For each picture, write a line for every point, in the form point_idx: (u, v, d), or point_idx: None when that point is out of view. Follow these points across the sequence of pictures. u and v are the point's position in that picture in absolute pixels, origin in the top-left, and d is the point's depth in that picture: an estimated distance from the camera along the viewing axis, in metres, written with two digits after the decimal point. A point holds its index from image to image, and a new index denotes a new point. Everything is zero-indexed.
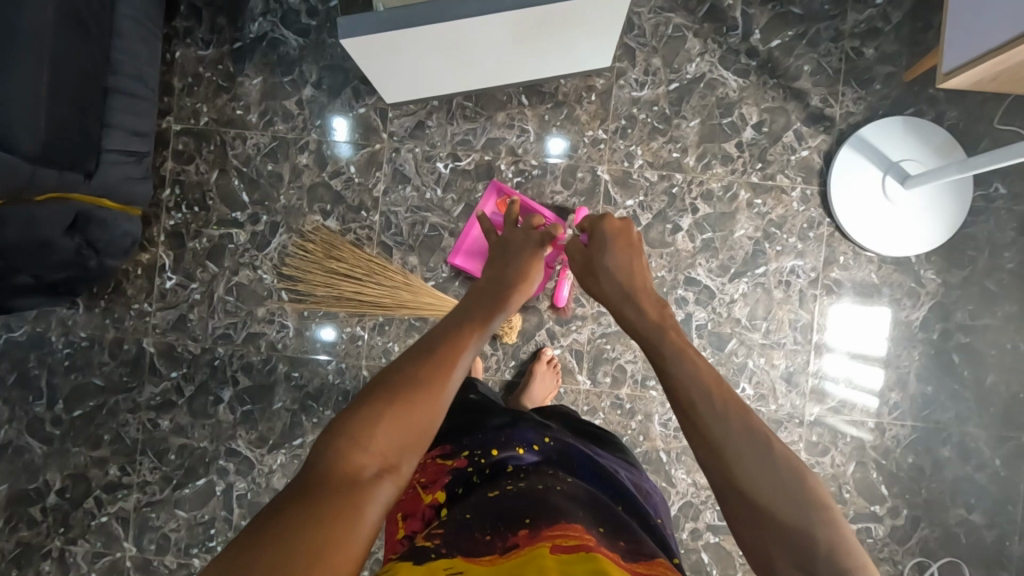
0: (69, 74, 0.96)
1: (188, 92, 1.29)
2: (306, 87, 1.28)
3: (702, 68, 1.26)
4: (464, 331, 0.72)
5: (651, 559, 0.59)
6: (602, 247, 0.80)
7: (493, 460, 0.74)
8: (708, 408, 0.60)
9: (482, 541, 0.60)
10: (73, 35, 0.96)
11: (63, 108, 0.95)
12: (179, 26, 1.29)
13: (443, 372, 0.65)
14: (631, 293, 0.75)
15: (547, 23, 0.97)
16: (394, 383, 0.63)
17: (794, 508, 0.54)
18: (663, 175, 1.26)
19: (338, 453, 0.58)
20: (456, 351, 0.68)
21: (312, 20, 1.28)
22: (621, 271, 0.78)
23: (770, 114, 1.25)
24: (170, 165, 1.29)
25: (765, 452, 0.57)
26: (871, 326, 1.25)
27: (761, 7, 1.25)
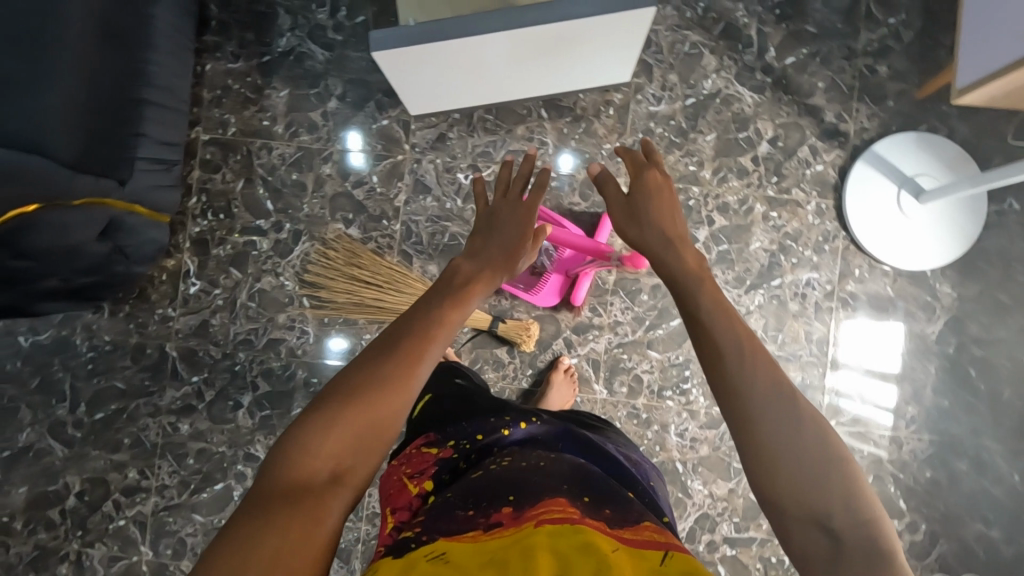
0: (106, 86, 1.00)
1: (217, 104, 1.33)
2: (331, 100, 1.32)
3: (718, 84, 1.28)
4: (435, 320, 0.73)
5: (637, 523, 0.62)
6: (637, 192, 0.81)
7: (480, 445, 0.77)
8: (742, 378, 0.60)
9: (464, 518, 0.63)
10: (111, 50, 1.00)
11: (100, 118, 0.99)
12: (209, 41, 1.33)
13: (407, 372, 0.67)
14: (672, 243, 0.76)
15: (564, 40, 1.00)
16: (355, 383, 0.65)
17: (812, 474, 0.56)
18: (680, 188, 1.28)
19: (294, 459, 0.60)
20: (422, 344, 0.70)
21: (338, 35, 1.32)
22: (663, 223, 0.79)
23: (784, 130, 1.27)
24: (196, 174, 1.32)
25: (798, 420, 0.58)
26: (881, 341, 1.25)
27: (775, 26, 1.28)
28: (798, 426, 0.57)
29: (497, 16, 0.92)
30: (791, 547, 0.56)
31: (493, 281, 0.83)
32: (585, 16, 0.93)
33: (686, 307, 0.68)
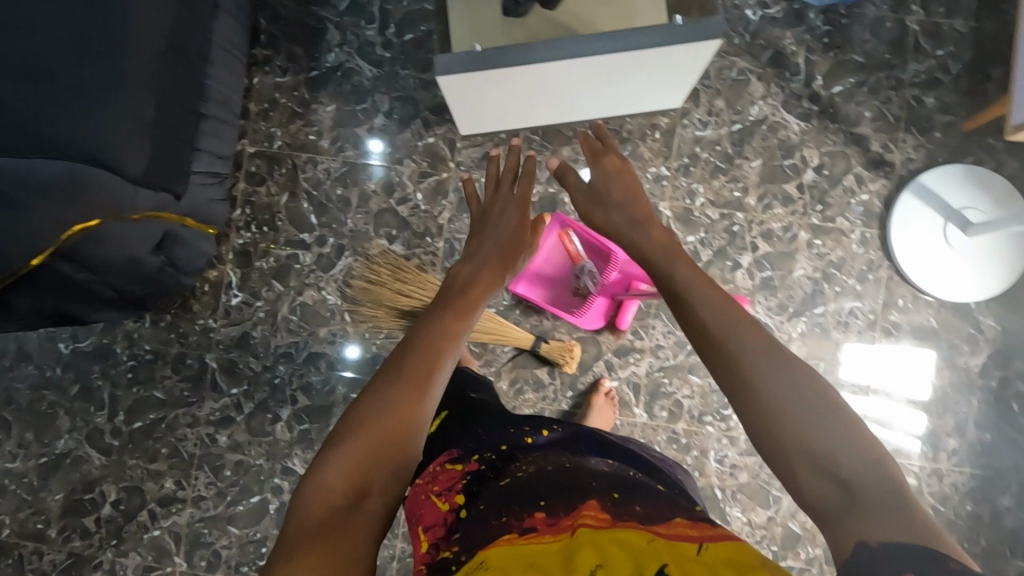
0: (173, 103, 1.01)
1: (264, 117, 1.33)
2: (378, 116, 1.32)
3: (765, 111, 1.29)
4: (439, 338, 0.81)
5: (669, 519, 0.61)
6: (599, 176, 0.91)
7: (503, 453, 0.80)
8: (734, 347, 0.63)
9: (499, 525, 0.64)
10: (178, 67, 1.02)
11: (164, 133, 1.00)
12: (258, 54, 1.34)
13: (416, 390, 0.75)
14: (641, 222, 0.84)
15: (623, 68, 1.00)
16: (368, 409, 0.72)
17: (815, 424, 0.58)
18: (724, 214, 1.28)
19: (323, 486, 0.66)
20: (431, 362, 0.78)
21: (386, 52, 1.33)
22: (628, 204, 0.87)
23: (830, 158, 1.28)
24: (242, 186, 1.33)
25: (785, 374, 0.60)
26: (886, 364, 1.25)
27: (823, 55, 1.29)
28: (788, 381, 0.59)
29: (557, 45, 0.92)
30: (804, 500, 0.57)
31: (490, 281, 0.94)
32: (645, 46, 0.93)
33: (669, 283, 0.72)
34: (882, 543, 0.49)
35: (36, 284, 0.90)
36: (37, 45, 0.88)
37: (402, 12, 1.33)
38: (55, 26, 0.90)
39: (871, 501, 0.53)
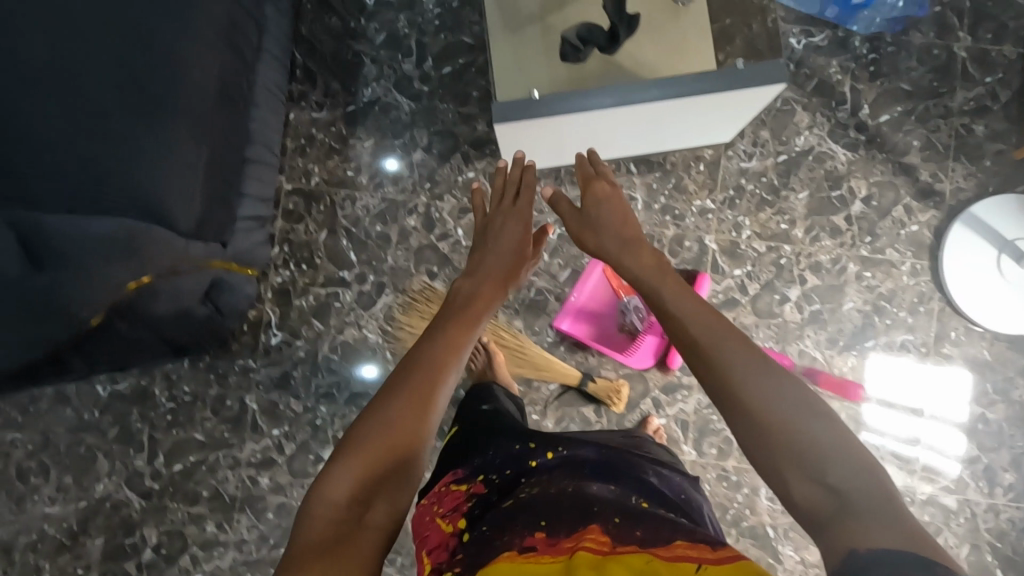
0: (222, 151, 1.00)
1: (301, 153, 1.32)
2: (416, 151, 1.30)
3: (811, 141, 1.27)
4: (438, 356, 0.81)
5: (669, 543, 0.57)
6: (592, 199, 0.94)
7: (509, 478, 0.76)
8: (721, 354, 0.66)
9: (500, 546, 0.61)
10: (226, 112, 1.00)
11: (214, 183, 0.99)
12: (294, 89, 1.32)
13: (418, 407, 0.74)
14: (629, 246, 0.88)
15: (673, 112, 0.98)
16: (366, 426, 0.72)
17: (802, 424, 0.60)
18: (771, 247, 1.26)
19: (323, 506, 0.67)
20: (431, 378, 0.77)
21: (424, 85, 1.31)
22: (617, 227, 0.91)
23: (878, 189, 1.26)
24: (279, 224, 1.31)
25: (775, 382, 0.63)
26: (908, 378, 1.24)
27: (870, 83, 1.27)
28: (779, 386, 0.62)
29: (602, 96, 0.92)
30: (801, 515, 0.59)
31: (491, 296, 0.96)
32: (699, 94, 0.92)
33: (655, 302, 0.78)
34: (870, 551, 0.51)
35: (94, 343, 0.90)
36: (94, 100, 0.88)
37: (439, 45, 1.31)
38: (110, 80, 0.89)
39: (862, 510, 0.55)
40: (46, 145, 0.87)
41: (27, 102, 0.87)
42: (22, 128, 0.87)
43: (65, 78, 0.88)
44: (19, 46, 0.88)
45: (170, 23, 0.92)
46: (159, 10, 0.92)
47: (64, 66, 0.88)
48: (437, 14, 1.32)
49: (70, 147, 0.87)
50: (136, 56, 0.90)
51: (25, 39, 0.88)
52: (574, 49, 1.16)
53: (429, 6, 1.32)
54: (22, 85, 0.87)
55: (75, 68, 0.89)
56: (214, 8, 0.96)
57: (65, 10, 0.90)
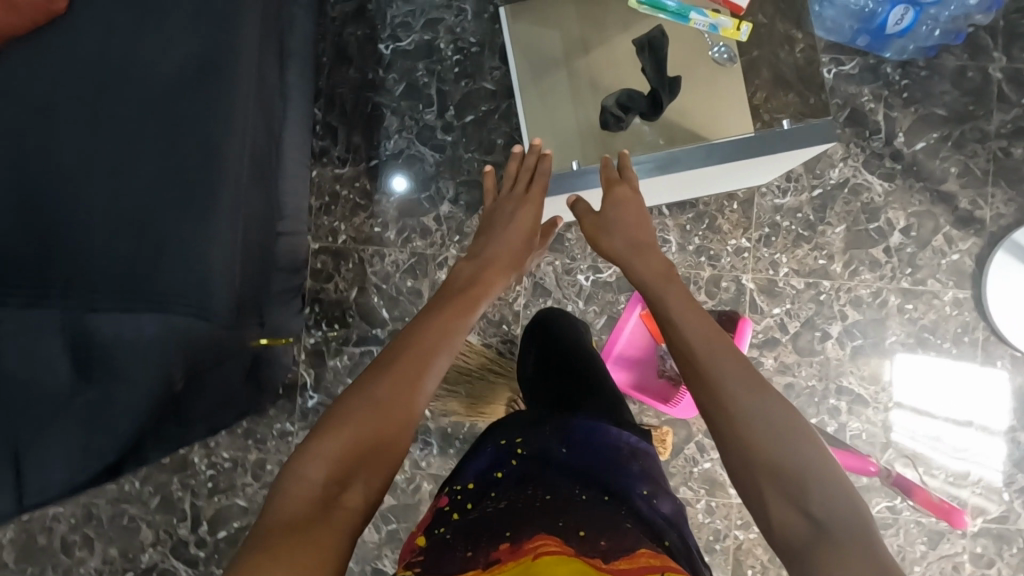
0: (255, 232, 0.98)
1: (326, 211, 1.30)
2: (443, 203, 1.28)
3: (846, 173, 1.24)
4: (430, 340, 0.79)
5: (633, 551, 0.58)
6: (611, 204, 0.96)
7: (471, 491, 0.74)
8: (711, 357, 0.69)
9: (465, 559, 0.59)
10: (257, 192, 0.99)
11: (250, 265, 0.96)
12: (315, 146, 1.30)
13: (405, 388, 0.73)
14: (636, 249, 0.90)
15: (687, 178, 1.10)
16: (349, 405, 0.71)
17: (781, 446, 0.63)
18: (810, 283, 1.24)
19: (296, 483, 0.64)
20: (422, 362, 0.76)
21: (447, 136, 1.29)
22: (628, 230, 0.93)
23: (917, 219, 1.23)
24: (309, 284, 1.30)
25: (760, 397, 0.65)
26: (941, 378, 1.22)
27: (904, 110, 1.23)
28: (766, 405, 0.65)
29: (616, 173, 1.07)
30: (774, 535, 0.61)
31: (491, 282, 0.96)
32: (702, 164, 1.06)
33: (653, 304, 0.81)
34: None
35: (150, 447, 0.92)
36: (133, 199, 0.89)
37: (460, 92, 1.29)
38: (145, 178, 0.90)
39: (834, 529, 0.57)
40: (91, 249, 0.87)
41: (73, 210, 0.88)
42: (71, 237, 0.88)
43: (107, 182, 0.89)
44: (62, 155, 0.90)
45: (203, 112, 0.91)
46: (192, 101, 0.92)
47: (106, 169, 0.89)
48: (456, 61, 1.29)
49: (114, 249, 0.87)
50: (173, 150, 0.90)
51: (64, 146, 0.90)
52: (615, 117, 1.10)
53: (447, 53, 1.29)
54: (68, 192, 0.89)
55: (115, 172, 0.90)
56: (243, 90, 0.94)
57: (105, 114, 0.91)
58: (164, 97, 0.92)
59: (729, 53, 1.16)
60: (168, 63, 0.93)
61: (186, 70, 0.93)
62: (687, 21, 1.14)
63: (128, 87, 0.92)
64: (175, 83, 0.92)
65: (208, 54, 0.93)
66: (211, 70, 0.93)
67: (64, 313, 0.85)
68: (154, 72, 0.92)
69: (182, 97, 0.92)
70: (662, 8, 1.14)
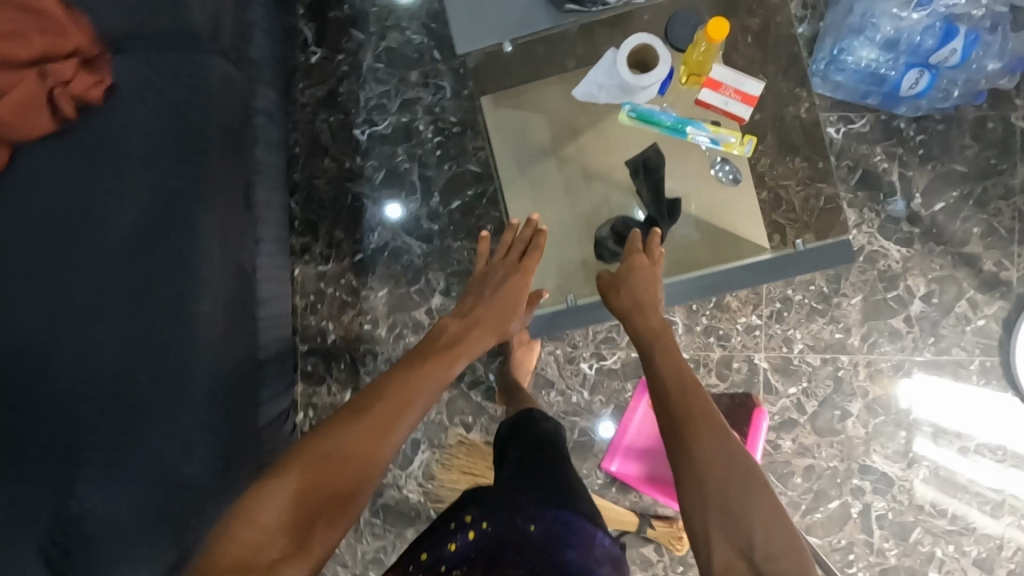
0: (243, 371, 0.91)
1: (312, 310, 1.24)
2: (435, 295, 1.22)
3: (860, 240, 1.16)
4: (415, 386, 0.73)
5: None
6: (626, 270, 0.91)
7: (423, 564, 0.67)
8: (681, 392, 0.69)
9: None
10: (241, 327, 0.91)
11: (240, 410, 0.89)
12: (296, 243, 1.23)
13: (382, 435, 0.67)
14: (640, 306, 0.87)
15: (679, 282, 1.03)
16: (319, 444, 0.65)
17: (736, 487, 0.61)
18: (827, 359, 1.17)
19: (245, 526, 0.58)
20: (403, 411, 0.70)
21: (434, 224, 1.21)
22: (639, 292, 0.89)
23: (939, 284, 1.15)
24: (300, 388, 1.24)
25: (722, 438, 0.64)
26: (959, 399, 1.15)
27: (920, 169, 1.15)
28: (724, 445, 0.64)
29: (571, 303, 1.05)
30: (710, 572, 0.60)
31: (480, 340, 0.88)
32: None
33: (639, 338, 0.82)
34: None
35: None
36: (108, 374, 0.83)
37: (444, 177, 1.21)
38: (115, 341, 0.84)
39: None
40: (69, 430, 0.82)
41: (44, 389, 0.83)
42: (45, 418, 0.83)
43: (76, 355, 0.84)
44: (21, 324, 0.84)
45: (174, 274, 0.85)
46: (161, 262, 0.85)
47: (74, 342, 0.84)
48: (437, 143, 1.21)
49: (93, 424, 0.83)
50: (145, 317, 0.85)
51: (22, 312, 0.84)
52: (612, 251, 1.05)
53: (427, 135, 1.21)
54: (37, 369, 0.83)
55: (85, 344, 0.84)
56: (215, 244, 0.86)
57: (66, 279, 0.85)
58: (130, 258, 0.85)
59: (733, 168, 1.08)
60: (127, 216, 0.85)
61: (150, 226, 0.85)
62: (684, 136, 1.07)
63: (88, 248, 0.85)
64: (138, 242, 0.85)
65: (173, 208, 0.86)
66: (178, 226, 0.85)
67: (44, 501, 0.81)
68: (115, 231, 0.85)
69: (150, 258, 0.85)
70: (657, 123, 1.06)
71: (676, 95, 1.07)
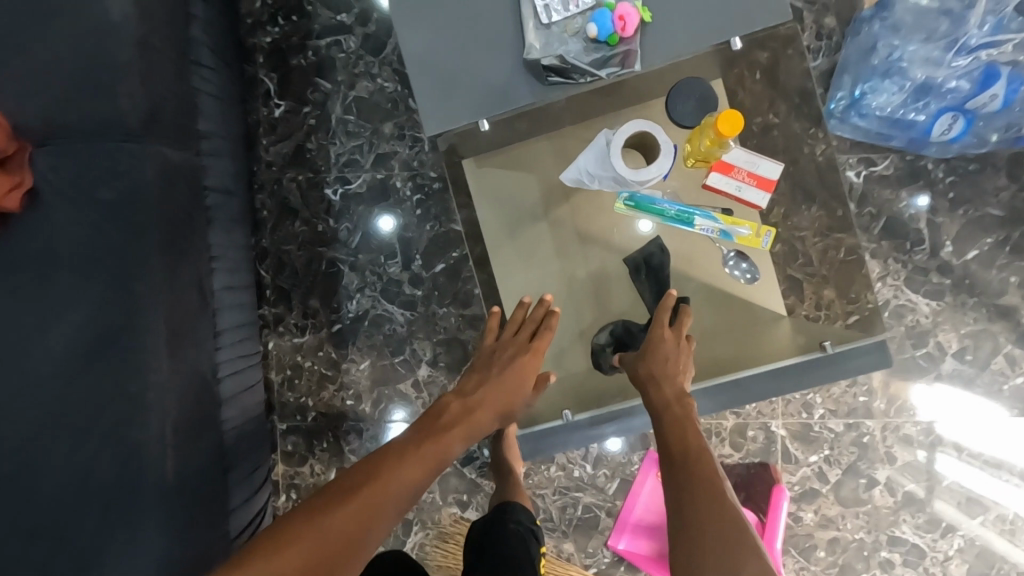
0: (208, 486, 0.80)
1: (289, 386, 1.13)
2: (421, 366, 1.12)
3: (885, 294, 1.05)
4: (405, 473, 0.63)
5: None
6: (651, 341, 0.80)
7: None
8: (689, 452, 0.64)
9: None
10: (203, 436, 0.81)
11: (206, 533, 0.79)
12: (268, 313, 1.13)
13: (359, 526, 0.59)
14: (661, 375, 0.76)
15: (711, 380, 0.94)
16: (287, 524, 0.59)
17: (725, 552, 0.54)
18: (850, 424, 1.08)
19: None
20: (385, 499, 0.61)
21: (417, 289, 1.11)
22: (664, 362, 0.77)
23: (972, 339, 1.05)
24: (281, 469, 1.13)
25: (717, 497, 0.58)
26: (978, 417, 1.06)
27: (950, 214, 1.04)
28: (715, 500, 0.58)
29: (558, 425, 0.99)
30: None
31: (480, 428, 0.73)
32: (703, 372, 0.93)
33: (649, 395, 0.76)
34: None
35: None
36: (44, 511, 0.73)
37: (426, 238, 1.10)
38: (52, 473, 0.73)
39: None
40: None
41: None
42: None
43: (4, 502, 0.72)
44: None
45: (116, 402, 0.75)
46: (101, 387, 0.74)
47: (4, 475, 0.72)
48: (417, 201, 1.10)
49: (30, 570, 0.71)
50: (86, 449, 0.74)
51: None
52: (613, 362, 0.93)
53: (405, 192, 1.10)
54: None
55: (14, 487, 0.73)
56: (161, 364, 0.76)
57: None
58: (65, 375, 0.74)
59: (749, 262, 0.97)
60: (59, 328, 0.74)
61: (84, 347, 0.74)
62: (691, 226, 0.95)
63: (14, 374, 0.74)
64: (74, 357, 0.74)
65: (112, 326, 0.75)
66: (119, 346, 0.75)
67: None
68: (45, 352, 0.74)
69: (87, 384, 0.74)
70: (659, 213, 0.95)
71: (682, 177, 0.95)
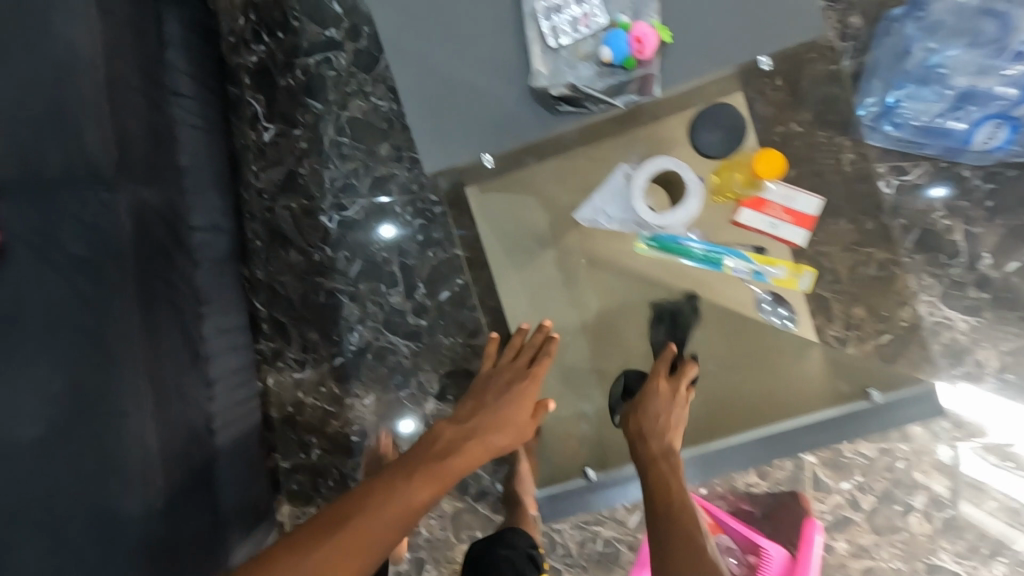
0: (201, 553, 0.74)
1: (291, 423, 1.08)
2: (429, 400, 1.06)
3: (920, 311, 0.99)
4: (404, 500, 0.62)
5: None
6: (645, 393, 0.82)
7: None
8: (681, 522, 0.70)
9: None
10: (193, 500, 0.74)
11: None
12: (266, 348, 1.07)
13: (356, 549, 0.58)
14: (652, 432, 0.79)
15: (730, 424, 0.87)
16: (292, 543, 0.60)
17: None
18: (883, 449, 1.02)
19: None
20: (383, 524, 0.60)
21: (421, 319, 1.05)
22: (656, 417, 0.80)
23: (1015, 356, 0.98)
24: (286, 509, 1.07)
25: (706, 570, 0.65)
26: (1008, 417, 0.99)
27: (989, 224, 0.97)
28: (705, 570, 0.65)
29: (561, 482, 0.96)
30: None
31: (478, 457, 0.71)
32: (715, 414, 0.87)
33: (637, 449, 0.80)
34: None
35: None
36: None
37: (428, 265, 1.04)
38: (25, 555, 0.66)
39: None
40: None
41: None
42: None
43: None
44: None
45: (94, 473, 0.68)
46: (79, 454, 0.68)
47: None
48: (419, 227, 1.04)
49: None
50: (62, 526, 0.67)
51: None
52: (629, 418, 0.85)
53: (405, 218, 1.04)
54: None
55: None
56: (147, 431, 0.70)
57: None
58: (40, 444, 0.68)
59: (789, 309, 0.89)
60: (35, 394, 0.68)
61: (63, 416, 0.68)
62: (719, 267, 0.87)
63: None
64: (50, 423, 0.68)
65: (94, 390, 0.69)
66: (98, 411, 0.69)
67: None
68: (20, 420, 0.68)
69: (66, 454, 0.68)
70: (684, 252, 0.86)
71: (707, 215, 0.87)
